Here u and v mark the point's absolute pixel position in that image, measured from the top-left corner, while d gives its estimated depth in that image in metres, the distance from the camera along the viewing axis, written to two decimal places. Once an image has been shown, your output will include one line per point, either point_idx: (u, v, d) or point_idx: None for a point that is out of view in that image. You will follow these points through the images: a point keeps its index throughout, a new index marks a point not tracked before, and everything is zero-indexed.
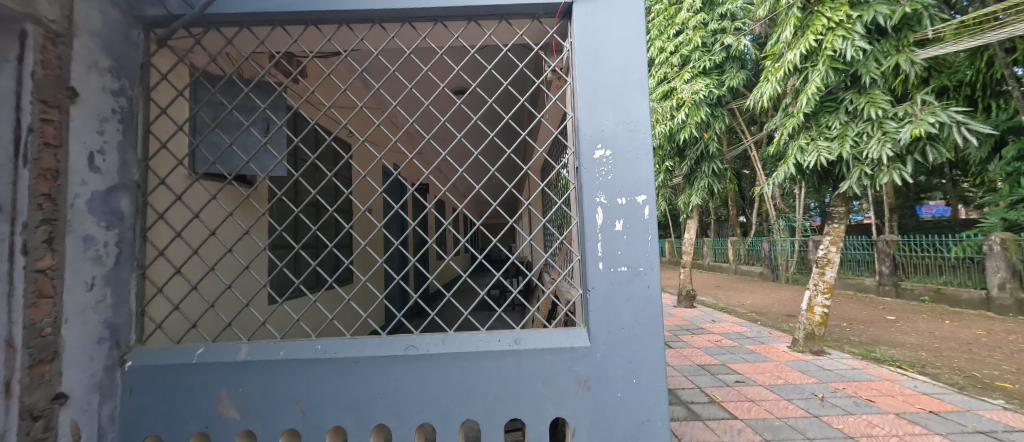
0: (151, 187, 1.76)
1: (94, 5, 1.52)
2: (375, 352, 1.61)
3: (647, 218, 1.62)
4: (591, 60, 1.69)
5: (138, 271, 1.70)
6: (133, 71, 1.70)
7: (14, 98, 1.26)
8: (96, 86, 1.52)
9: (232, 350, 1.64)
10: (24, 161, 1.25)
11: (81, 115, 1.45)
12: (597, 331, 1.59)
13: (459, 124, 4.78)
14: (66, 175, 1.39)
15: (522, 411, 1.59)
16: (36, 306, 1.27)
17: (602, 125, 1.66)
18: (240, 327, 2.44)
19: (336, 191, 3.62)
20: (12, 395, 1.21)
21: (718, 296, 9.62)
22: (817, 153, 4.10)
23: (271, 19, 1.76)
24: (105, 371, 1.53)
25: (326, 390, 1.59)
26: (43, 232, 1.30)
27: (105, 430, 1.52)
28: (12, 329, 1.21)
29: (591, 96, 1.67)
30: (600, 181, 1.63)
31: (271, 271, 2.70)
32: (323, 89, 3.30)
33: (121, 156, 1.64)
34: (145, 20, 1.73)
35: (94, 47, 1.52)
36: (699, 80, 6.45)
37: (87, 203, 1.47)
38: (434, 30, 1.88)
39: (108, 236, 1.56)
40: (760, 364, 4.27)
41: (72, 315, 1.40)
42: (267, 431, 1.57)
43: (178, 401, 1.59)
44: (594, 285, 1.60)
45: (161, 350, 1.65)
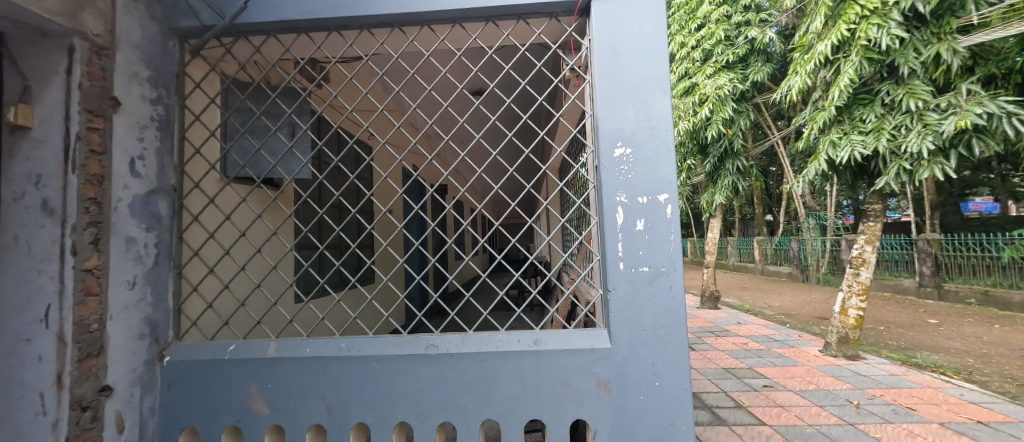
0: (185, 191, 1.84)
1: (134, 18, 1.61)
2: (397, 351, 1.63)
3: (669, 218, 1.58)
4: (610, 57, 1.67)
5: (176, 272, 1.78)
6: (169, 79, 1.79)
7: (66, 109, 1.35)
8: (136, 96, 1.61)
9: (261, 347, 1.70)
10: (73, 168, 1.34)
11: (123, 123, 1.54)
12: (618, 332, 1.57)
13: (477, 125, 4.82)
14: (110, 179, 1.48)
15: (542, 412, 1.58)
16: (84, 303, 1.36)
17: (622, 121, 1.63)
18: (268, 325, 2.52)
19: (358, 193, 3.72)
20: (65, 387, 1.30)
21: (744, 298, 9.32)
22: (850, 147, 3.92)
23: (295, 26, 1.81)
24: (145, 365, 1.62)
25: (350, 387, 1.63)
26: (90, 234, 1.39)
27: (146, 420, 1.61)
28: (63, 325, 1.30)
29: (610, 93, 1.65)
30: (620, 180, 1.61)
31: (296, 271, 2.79)
32: (346, 93, 3.40)
33: (159, 162, 1.72)
34: (179, 32, 1.82)
35: (135, 59, 1.61)
36: (721, 75, 6.27)
37: (128, 206, 1.55)
38: (453, 32, 1.90)
39: (147, 237, 1.64)
40: (789, 368, 4.11)
41: (116, 312, 1.49)
42: (294, 425, 1.62)
43: (212, 394, 1.66)
44: (614, 285, 1.57)
45: (196, 346, 1.73)
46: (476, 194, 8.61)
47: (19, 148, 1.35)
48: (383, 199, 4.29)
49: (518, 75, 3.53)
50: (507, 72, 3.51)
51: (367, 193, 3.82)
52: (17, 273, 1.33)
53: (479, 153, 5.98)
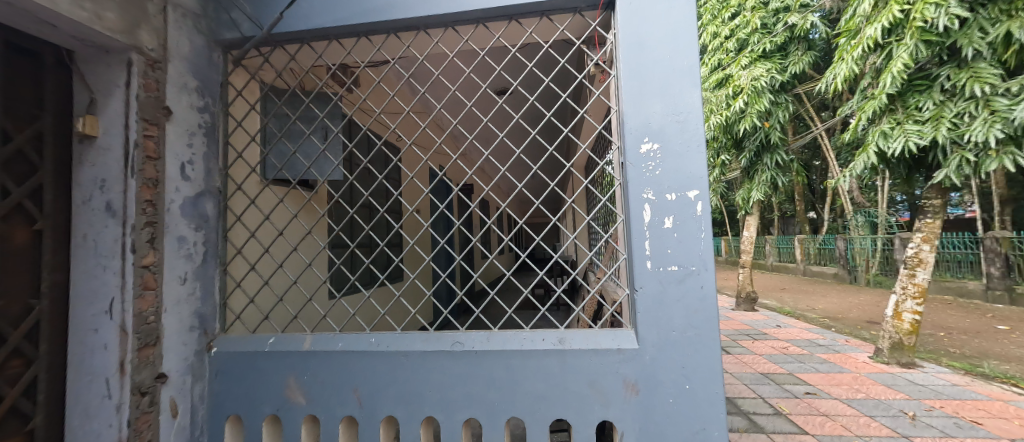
0: (230, 193, 1.97)
1: (183, 33, 1.74)
2: (424, 347, 1.67)
3: (700, 215, 1.52)
4: (636, 51, 1.63)
5: (222, 270, 1.90)
6: (214, 88, 1.92)
7: (126, 118, 1.49)
8: (186, 105, 1.73)
9: (298, 341, 1.78)
10: (133, 173, 1.48)
11: (174, 130, 1.66)
12: (646, 333, 1.53)
13: (501, 124, 4.84)
14: (164, 183, 1.61)
15: (568, 412, 1.56)
16: (142, 296, 1.49)
17: (649, 116, 1.59)
18: (304, 320, 2.65)
19: (387, 193, 3.83)
20: (127, 373, 1.43)
21: (783, 300, 8.83)
22: (903, 138, 3.64)
23: (326, 33, 1.89)
24: (196, 355, 1.74)
25: (380, 381, 1.68)
26: (147, 233, 1.52)
27: (196, 407, 1.73)
28: (125, 316, 1.44)
29: (636, 87, 1.61)
30: (647, 176, 1.57)
31: (329, 268, 2.91)
32: (375, 97, 3.51)
33: (206, 166, 1.85)
34: (223, 43, 1.94)
35: (185, 71, 1.74)
36: (758, 65, 5.96)
37: (180, 208, 1.68)
38: (476, 32, 1.91)
39: (196, 236, 1.77)
40: (835, 375, 3.85)
41: (170, 305, 1.61)
42: (328, 416, 1.70)
43: (254, 384, 1.77)
44: (641, 284, 1.54)
45: (240, 339, 1.84)
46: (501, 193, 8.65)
47: (89, 157, 1.51)
48: (410, 199, 4.40)
49: (541, 73, 3.51)
50: (530, 70, 3.49)
51: (395, 193, 3.92)
52: (88, 269, 1.49)
53: (503, 153, 6.00)
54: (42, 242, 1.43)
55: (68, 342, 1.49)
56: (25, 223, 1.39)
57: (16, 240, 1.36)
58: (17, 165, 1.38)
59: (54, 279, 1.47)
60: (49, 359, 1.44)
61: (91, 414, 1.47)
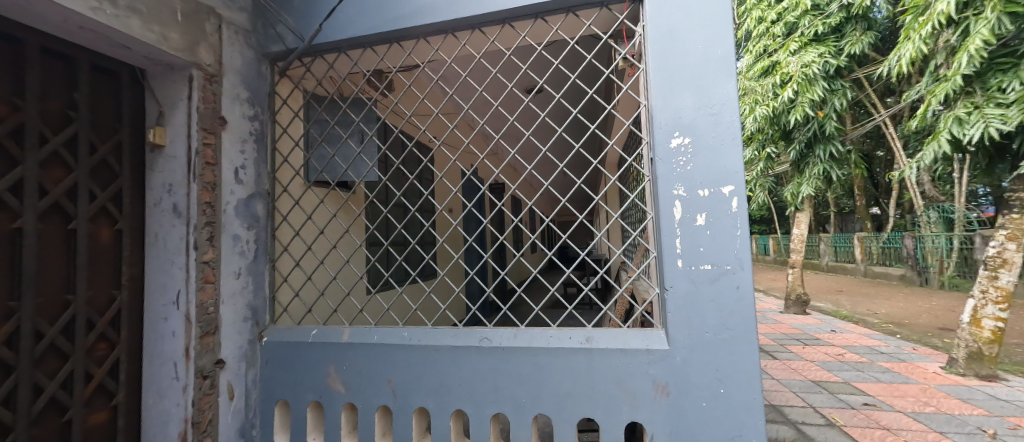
0: (278, 195, 2.13)
1: (236, 48, 1.90)
2: (453, 342, 1.72)
3: (735, 212, 1.44)
4: (666, 43, 1.58)
5: (272, 266, 2.06)
6: (263, 98, 2.08)
7: (189, 128, 1.66)
8: (239, 114, 1.89)
9: (338, 332, 1.90)
10: (194, 178, 1.65)
11: (229, 138, 1.83)
12: (677, 333, 1.48)
13: (530, 122, 4.84)
14: (221, 187, 1.77)
15: (596, 412, 1.55)
16: (203, 289, 1.66)
17: (679, 109, 1.54)
18: (344, 313, 2.80)
19: (418, 192, 3.96)
20: (191, 358, 1.61)
21: (840, 303, 8.14)
22: (983, 123, 3.25)
23: (361, 41, 1.98)
24: (250, 344, 1.90)
25: (412, 373, 1.75)
26: (206, 232, 1.69)
27: (250, 391, 1.90)
28: (189, 306, 1.61)
29: (666, 80, 1.56)
30: (678, 172, 1.52)
31: (366, 265, 3.06)
32: (407, 99, 3.63)
33: (257, 170, 2.00)
34: (270, 56, 2.09)
35: (237, 83, 1.90)
36: (809, 50, 5.53)
37: (234, 209, 1.84)
38: (502, 33, 1.92)
39: (249, 234, 1.93)
40: (898, 386, 3.52)
41: (227, 298, 1.78)
42: (364, 405, 1.79)
43: (299, 372, 1.90)
44: (672, 284, 1.49)
45: (287, 330, 1.98)
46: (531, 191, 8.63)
47: (160, 165, 1.71)
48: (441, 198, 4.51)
49: (568, 70, 3.48)
50: (556, 67, 3.47)
51: (426, 192, 4.04)
52: (160, 264, 1.68)
53: (533, 151, 5.99)
54: (122, 240, 1.63)
55: (143, 329, 1.69)
56: (108, 223, 1.59)
57: (102, 238, 1.56)
58: (101, 173, 1.58)
59: (132, 273, 1.67)
60: (129, 343, 1.65)
61: (163, 393, 1.66)
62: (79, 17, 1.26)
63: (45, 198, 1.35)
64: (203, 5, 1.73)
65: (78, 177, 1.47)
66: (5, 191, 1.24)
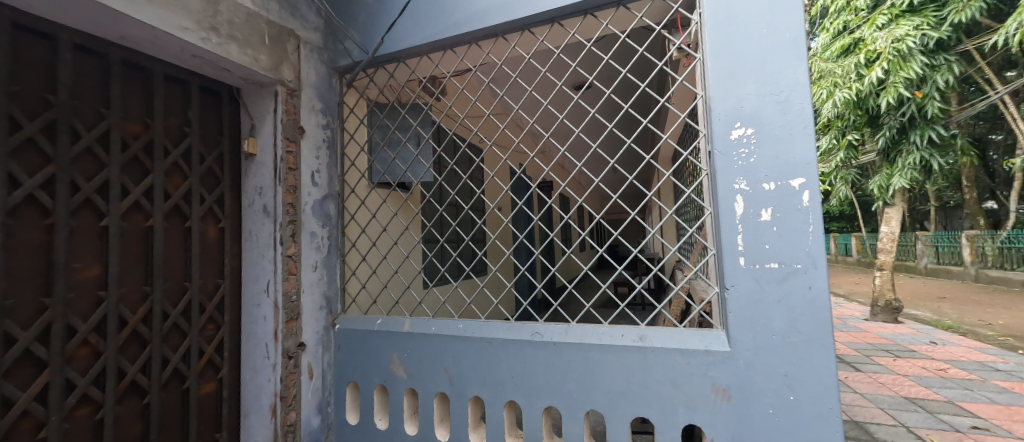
0: (347, 196, 2.34)
1: (312, 64, 2.13)
2: (506, 335, 1.79)
3: (807, 206, 1.34)
4: (726, 30, 1.50)
5: (343, 260, 2.27)
6: (334, 108, 2.29)
7: (275, 139, 1.91)
8: (315, 124, 2.12)
9: (400, 322, 2.05)
10: (280, 182, 1.89)
11: (307, 146, 2.05)
12: (739, 335, 1.41)
13: (579, 120, 4.81)
14: (300, 189, 2.00)
15: (650, 411, 1.53)
16: (287, 279, 1.90)
17: (741, 98, 1.46)
18: (405, 305, 3.00)
19: (471, 191, 4.10)
20: (278, 339, 1.84)
21: (942, 311, 7.06)
22: None
23: (418, 50, 2.11)
24: (325, 330, 2.12)
25: (467, 363, 1.85)
26: (289, 229, 1.92)
27: (326, 372, 2.11)
28: (276, 294, 1.86)
29: (726, 69, 1.49)
30: (738, 165, 1.44)
31: (423, 261, 3.24)
32: (460, 103, 3.78)
33: (330, 174, 2.22)
34: (339, 69, 2.29)
35: (313, 96, 2.12)
36: (902, 23, 4.84)
37: (312, 209, 2.06)
38: (551, 32, 1.93)
39: (324, 231, 2.14)
40: (1020, 409, 3.00)
41: (307, 287, 2.00)
42: (424, 391, 1.92)
43: (367, 357, 2.08)
44: (733, 283, 1.43)
45: (355, 319, 2.17)
46: (580, 189, 8.52)
47: (253, 171, 1.97)
48: (492, 196, 4.64)
49: (619, 65, 3.40)
50: (607, 63, 3.40)
51: (478, 191, 4.17)
52: (254, 257, 1.95)
53: (583, 147, 5.91)
54: (225, 236, 1.91)
55: (242, 313, 1.97)
56: (214, 222, 1.88)
57: (209, 235, 1.85)
58: (209, 179, 1.87)
59: (233, 265, 1.95)
60: (231, 325, 1.93)
61: (256, 369, 1.91)
62: (191, 46, 1.54)
63: (168, 202, 1.64)
64: (285, 28, 1.97)
65: (191, 183, 1.76)
66: (141, 196, 1.54)
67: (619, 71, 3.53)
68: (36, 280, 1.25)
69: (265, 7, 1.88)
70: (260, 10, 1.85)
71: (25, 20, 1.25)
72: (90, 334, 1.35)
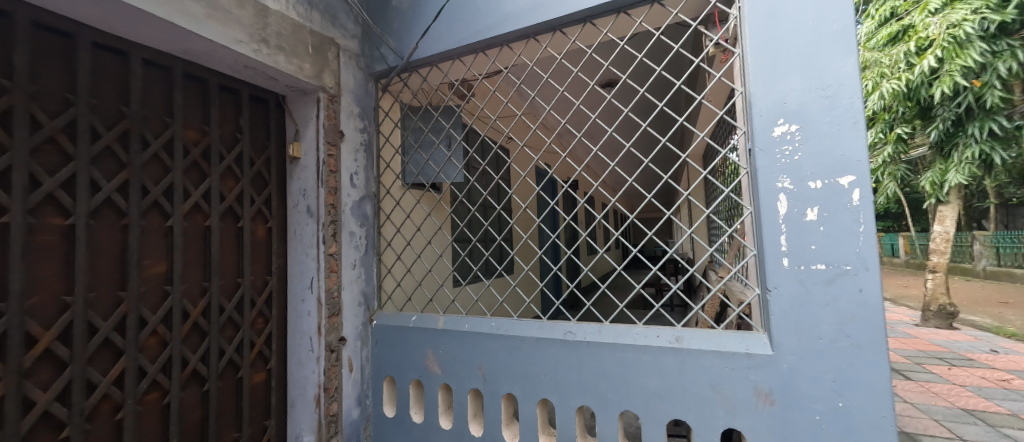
0: (383, 197, 2.43)
1: (350, 71, 2.22)
2: (538, 334, 1.81)
3: (856, 205, 1.28)
4: (768, 23, 1.46)
5: (379, 259, 2.35)
6: (371, 112, 2.37)
7: (318, 143, 2.02)
8: (353, 128, 2.21)
9: (434, 319, 2.11)
10: (322, 184, 2.00)
11: (346, 149, 2.15)
12: (782, 338, 1.37)
13: (611, 119, 4.75)
14: (340, 191, 2.10)
15: (687, 413, 1.51)
16: (329, 276, 2.00)
17: (783, 93, 1.41)
18: (438, 303, 3.07)
19: (501, 192, 4.14)
20: (322, 333, 1.94)
21: (1006, 318, 6.50)
22: None
23: (451, 54, 2.16)
24: (364, 325, 2.21)
25: (500, 361, 1.88)
26: (330, 229, 2.02)
27: (365, 365, 2.20)
28: (319, 290, 1.96)
29: (767, 64, 1.45)
30: (780, 163, 1.40)
31: (456, 259, 3.30)
32: (492, 104, 3.83)
33: (367, 175, 2.31)
34: (375, 74, 2.38)
35: (351, 101, 2.21)
36: (961, 4, 4.35)
37: (351, 209, 2.16)
38: (584, 31, 1.92)
39: (362, 231, 2.23)
40: None
41: (347, 284, 2.10)
42: (458, 386, 1.97)
43: (402, 353, 2.15)
44: (775, 284, 1.38)
45: (391, 316, 2.24)
46: (608, 188, 8.42)
47: (297, 174, 2.09)
48: (523, 196, 4.70)
49: (653, 63, 3.35)
50: (641, 61, 3.35)
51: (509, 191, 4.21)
52: (298, 255, 2.06)
53: (613, 146, 5.82)
54: (271, 236, 2.05)
55: (287, 308, 2.10)
56: (262, 222, 2.02)
57: (258, 235, 1.99)
58: (257, 183, 2.01)
59: (279, 262, 2.08)
60: (278, 319, 2.07)
61: (301, 362, 2.02)
62: (244, 57, 1.66)
63: (223, 203, 1.80)
64: (326, 37, 2.07)
65: (243, 186, 1.91)
66: (199, 198, 1.71)
67: (653, 69, 3.48)
68: (113, 277, 1.41)
69: (309, 17, 1.98)
70: (305, 20, 1.95)
71: (102, 39, 1.41)
72: (159, 326, 1.52)
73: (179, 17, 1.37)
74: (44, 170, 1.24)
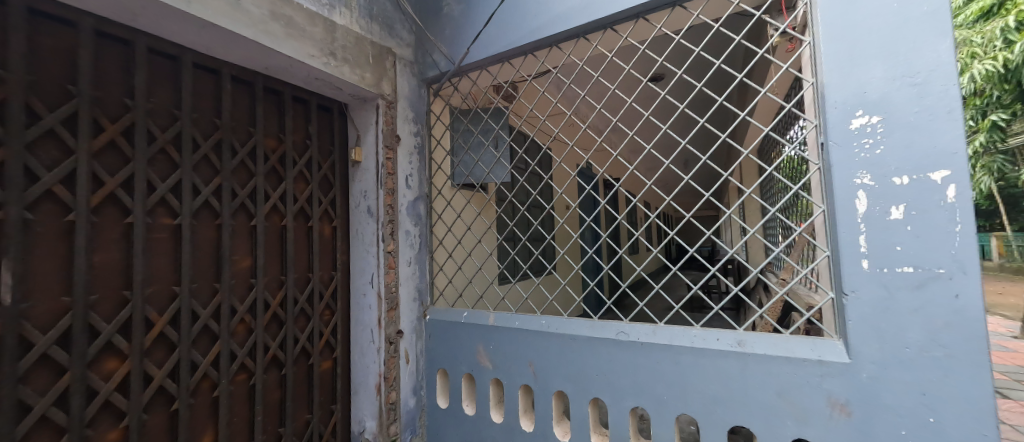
0: (435, 197, 2.53)
1: (406, 78, 2.34)
2: (590, 333, 1.81)
3: (951, 203, 1.16)
4: (844, 8, 1.36)
5: (432, 256, 2.46)
6: (423, 116, 2.48)
7: (377, 148, 2.15)
8: (408, 132, 2.32)
9: (485, 316, 2.17)
10: (381, 186, 2.13)
11: (402, 152, 2.27)
12: (860, 345, 1.28)
13: (665, 116, 4.60)
14: (397, 192, 2.22)
15: (750, 420, 1.45)
16: (388, 272, 2.14)
17: (863, 83, 1.31)
18: (488, 300, 3.15)
19: (550, 191, 4.16)
20: (382, 326, 2.08)
21: None
22: None
23: (501, 57, 2.21)
24: (418, 319, 2.32)
25: (551, 358, 1.90)
26: (389, 228, 2.15)
27: (420, 358, 2.32)
28: (379, 286, 2.10)
29: (844, 52, 1.35)
30: (858, 158, 1.30)
31: (504, 258, 3.37)
32: (541, 105, 3.86)
33: (421, 177, 2.42)
34: (427, 80, 2.48)
35: (406, 106, 2.33)
36: None
37: (407, 209, 2.27)
38: (637, 27, 1.88)
39: (416, 229, 2.35)
40: None
41: (404, 280, 2.22)
42: (509, 382, 2.02)
43: (455, 347, 2.24)
44: (854, 288, 1.29)
45: (444, 311, 2.34)
46: (667, 187, 8.09)
47: (358, 176, 2.24)
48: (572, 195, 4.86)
49: (712, 56, 3.21)
50: (699, 55, 3.22)
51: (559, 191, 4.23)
52: (360, 252, 2.21)
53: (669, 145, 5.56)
54: (336, 234, 2.21)
55: (351, 302, 2.25)
56: (328, 221, 2.19)
57: (325, 233, 2.16)
58: (324, 185, 2.18)
59: (343, 259, 2.24)
60: (343, 312, 2.23)
61: (362, 352, 2.17)
62: (315, 70, 1.81)
63: (297, 204, 1.99)
64: (385, 47, 2.20)
65: (312, 189, 2.08)
66: (277, 200, 1.90)
67: (712, 63, 3.33)
68: (210, 271, 1.62)
69: (370, 30, 2.12)
70: (366, 33, 2.09)
71: (200, 59, 1.61)
72: (245, 315, 1.73)
73: (263, 37, 1.54)
74: (158, 176, 1.45)
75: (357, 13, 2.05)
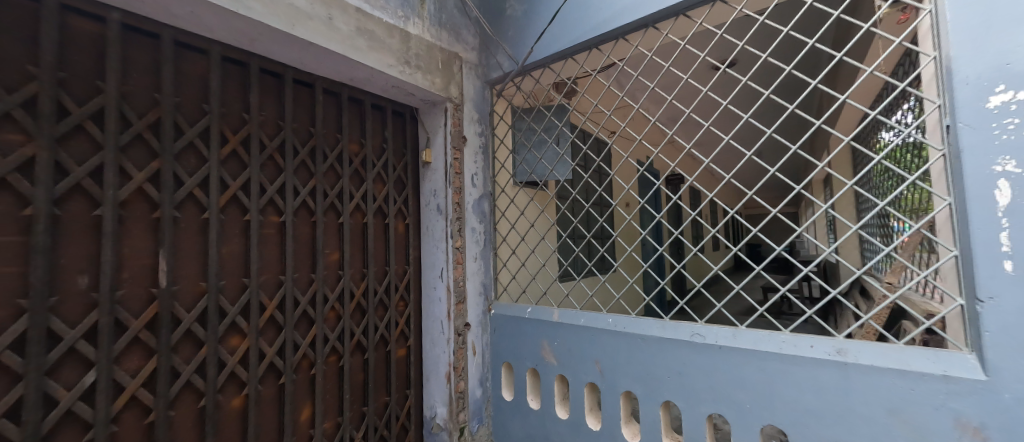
0: (499, 195, 2.60)
1: (471, 81, 2.44)
2: (661, 333, 1.75)
3: None
4: None
5: (496, 253, 2.53)
6: (486, 117, 2.56)
7: (446, 149, 2.28)
8: (474, 132, 2.42)
9: (548, 312, 2.18)
10: (450, 185, 2.26)
11: (468, 152, 2.36)
12: (1001, 360, 1.06)
13: (746, 104, 4.25)
14: (463, 190, 2.33)
15: (852, 437, 1.31)
16: (456, 267, 2.26)
17: (1005, 52, 1.11)
18: (552, 296, 3.16)
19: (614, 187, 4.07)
20: (451, 318, 2.21)
21: None
22: None
23: (565, 53, 2.20)
24: (484, 313, 2.41)
25: (619, 357, 1.87)
26: (456, 225, 2.28)
27: (485, 350, 2.41)
28: (449, 280, 2.23)
29: (978, 18, 1.16)
30: (998, 142, 1.10)
31: (566, 255, 3.36)
32: (606, 100, 3.79)
33: (485, 176, 2.51)
34: (490, 80, 2.55)
35: (472, 108, 2.42)
36: None
37: (473, 207, 2.37)
38: (714, 10, 1.76)
39: (481, 227, 2.43)
40: None
41: (470, 275, 2.32)
42: (574, 379, 2.02)
43: (518, 341, 2.28)
44: (992, 293, 1.09)
45: (508, 306, 2.40)
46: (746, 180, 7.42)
47: (428, 176, 2.37)
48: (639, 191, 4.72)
49: (805, 35, 2.91)
50: (788, 34, 2.93)
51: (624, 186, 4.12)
52: (430, 248, 2.35)
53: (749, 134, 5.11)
54: (409, 231, 2.37)
55: (422, 294, 2.40)
56: (402, 219, 2.35)
57: (399, 230, 2.32)
58: (398, 185, 2.35)
59: (415, 254, 2.40)
60: (415, 304, 2.38)
61: (433, 342, 2.31)
62: (392, 79, 1.96)
63: (375, 203, 2.16)
64: (452, 52, 2.31)
65: (388, 189, 2.25)
66: (359, 200, 2.08)
67: (805, 41, 3.02)
68: (307, 263, 1.83)
69: (439, 37, 2.24)
70: (436, 40, 2.21)
71: (298, 75, 1.82)
72: (336, 303, 1.92)
73: (350, 51, 1.70)
74: (268, 180, 1.68)
75: (428, 22, 2.17)
